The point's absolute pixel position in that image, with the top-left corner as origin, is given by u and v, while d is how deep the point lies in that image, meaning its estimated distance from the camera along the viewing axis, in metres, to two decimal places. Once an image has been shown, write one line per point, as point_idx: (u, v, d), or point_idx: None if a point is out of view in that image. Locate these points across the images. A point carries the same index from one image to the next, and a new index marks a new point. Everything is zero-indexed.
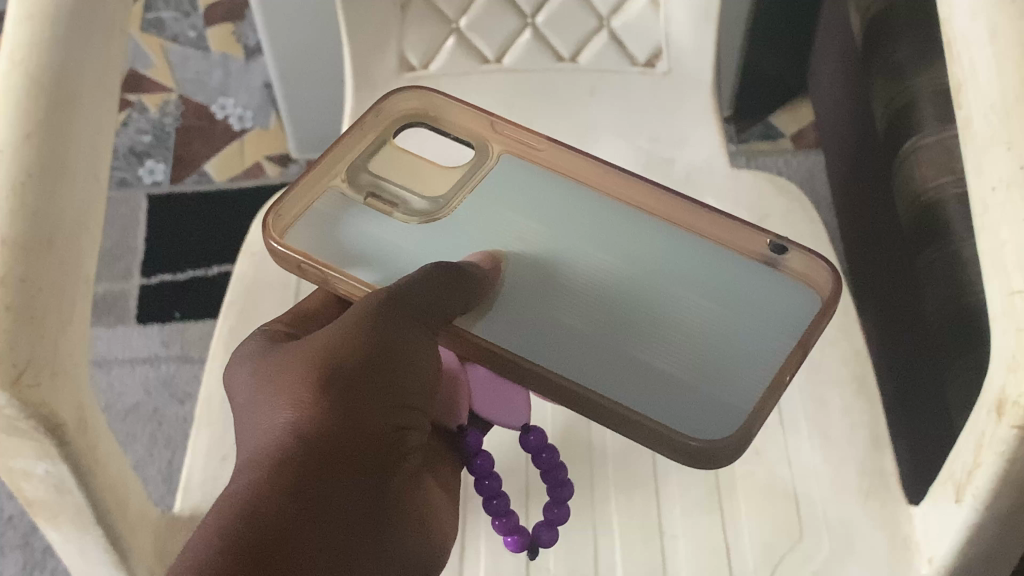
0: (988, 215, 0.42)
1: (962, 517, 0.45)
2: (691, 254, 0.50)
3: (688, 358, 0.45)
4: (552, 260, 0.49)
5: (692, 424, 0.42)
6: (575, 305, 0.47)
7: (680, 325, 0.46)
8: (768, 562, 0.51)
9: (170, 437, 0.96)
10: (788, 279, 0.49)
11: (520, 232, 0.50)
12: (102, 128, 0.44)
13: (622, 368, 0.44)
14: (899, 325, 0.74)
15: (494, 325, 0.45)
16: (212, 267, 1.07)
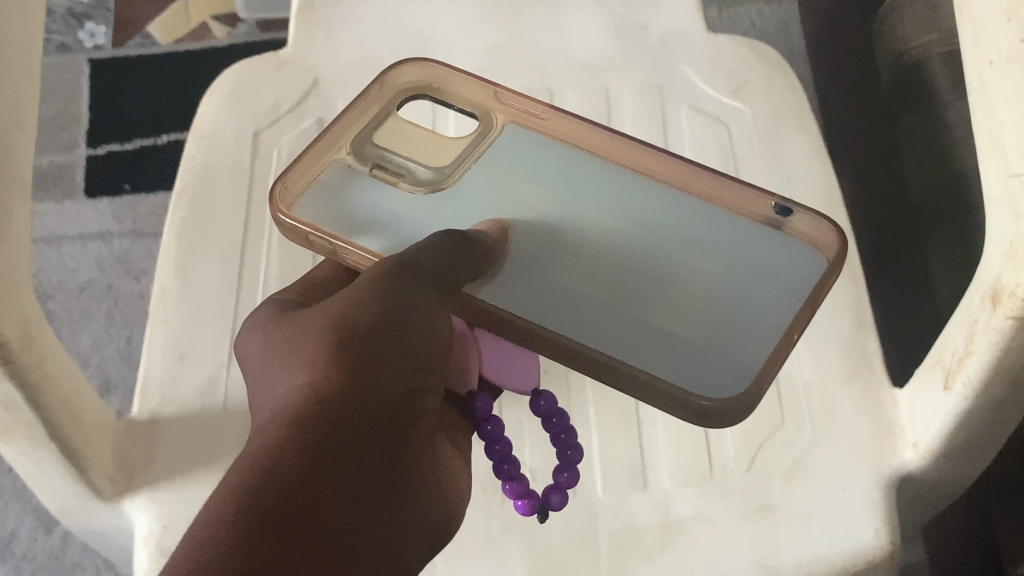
0: (985, 89, 0.40)
1: (951, 404, 0.44)
2: (698, 208, 0.46)
3: (695, 317, 0.41)
4: (553, 228, 0.45)
5: (699, 384, 0.39)
6: (582, 275, 0.43)
7: (689, 280, 0.43)
8: (750, 450, 0.50)
9: (127, 315, 0.93)
10: (795, 243, 0.44)
11: (520, 196, 0.46)
12: (31, 19, 0.40)
13: (628, 332, 0.41)
14: (881, 199, 0.72)
15: (500, 292, 0.42)
16: (162, 135, 1.03)
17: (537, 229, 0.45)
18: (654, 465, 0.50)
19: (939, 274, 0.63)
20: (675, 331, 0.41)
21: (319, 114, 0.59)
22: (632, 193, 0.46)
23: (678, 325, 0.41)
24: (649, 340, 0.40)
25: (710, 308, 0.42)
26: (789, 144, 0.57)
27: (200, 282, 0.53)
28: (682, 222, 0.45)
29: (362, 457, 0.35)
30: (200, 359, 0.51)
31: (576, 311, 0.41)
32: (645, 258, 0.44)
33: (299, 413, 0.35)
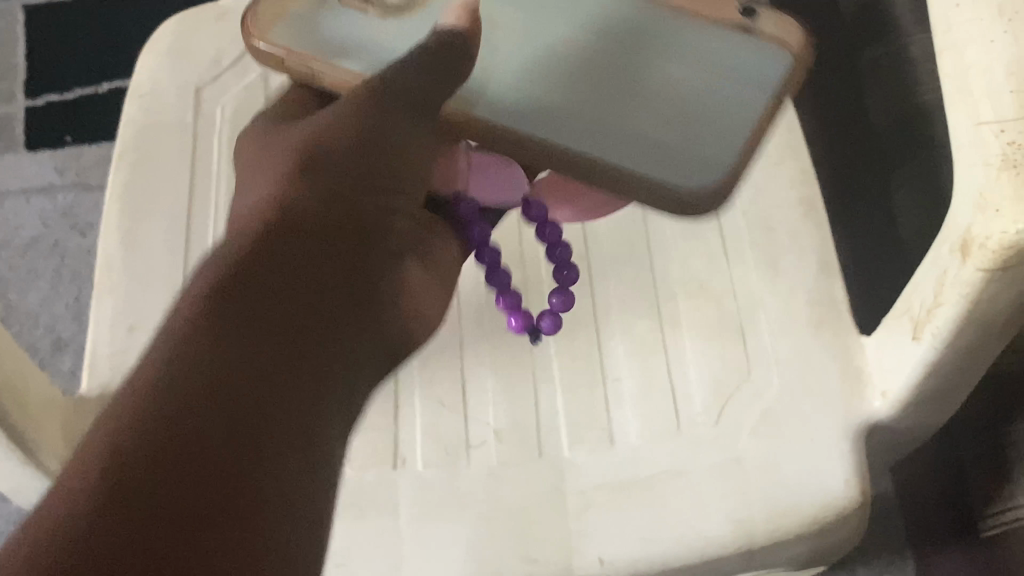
0: (947, 32, 0.38)
1: (920, 354, 0.43)
2: (666, 17, 0.43)
3: (672, 111, 0.41)
4: (532, 53, 0.43)
5: (675, 168, 0.40)
6: (554, 79, 0.42)
7: (662, 83, 0.42)
8: (717, 401, 0.49)
9: (75, 272, 0.91)
10: (763, 43, 0.43)
11: (491, 32, 0.44)
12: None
13: (615, 141, 0.41)
14: (846, 132, 0.71)
15: (482, 104, 0.41)
16: (103, 83, 1.00)
17: (513, 44, 0.43)
18: (620, 419, 0.49)
19: (908, 213, 0.64)
20: (659, 132, 0.41)
21: (263, 66, 0.56)
22: (598, 2, 0.44)
23: (657, 134, 0.41)
24: (634, 140, 0.41)
25: (676, 96, 0.42)
26: None
27: (147, 248, 0.51)
28: (653, 26, 0.43)
29: (328, 266, 0.32)
30: (150, 330, 0.49)
31: (551, 106, 0.41)
32: (619, 62, 0.42)
33: (264, 220, 0.33)
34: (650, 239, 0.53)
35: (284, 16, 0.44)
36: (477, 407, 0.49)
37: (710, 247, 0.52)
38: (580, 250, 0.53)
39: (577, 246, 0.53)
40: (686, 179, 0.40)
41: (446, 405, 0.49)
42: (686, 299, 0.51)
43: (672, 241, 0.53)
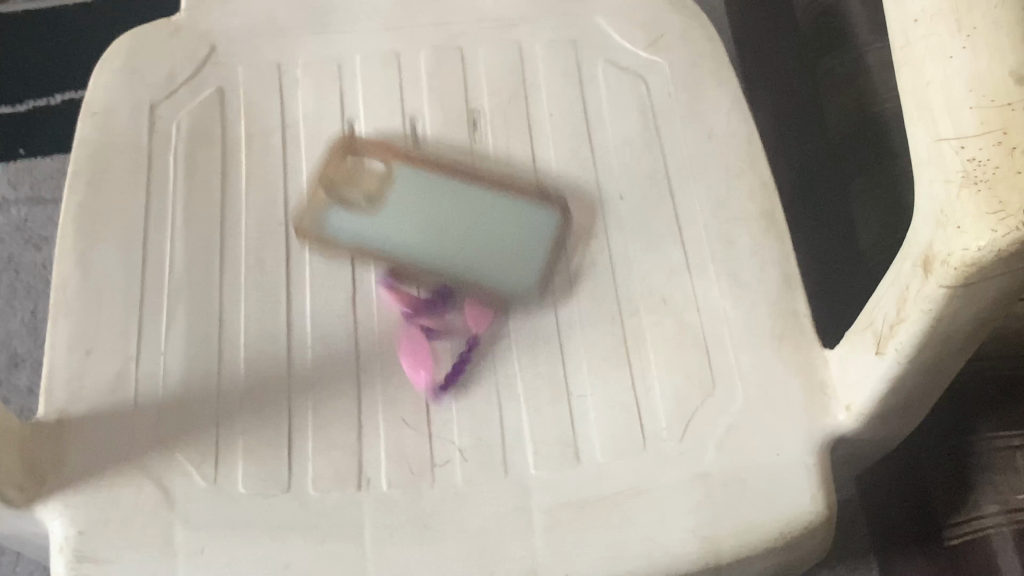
0: (904, 47, 0.38)
1: (884, 369, 0.43)
2: (480, 202, 0.54)
3: (506, 255, 0.53)
4: (378, 253, 0.52)
5: (511, 282, 0.52)
6: (408, 285, 0.52)
7: (487, 257, 0.53)
8: (682, 419, 0.48)
9: (30, 286, 0.90)
10: (569, 263, 0.52)
11: (350, 219, 0.53)
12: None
13: (455, 274, 0.52)
14: (804, 142, 0.71)
15: (350, 246, 0.52)
16: (55, 96, 0.99)
17: (354, 240, 0.52)
18: (586, 435, 0.48)
19: (857, 223, 0.65)
20: (492, 276, 0.52)
21: (218, 83, 0.56)
22: (398, 189, 0.54)
23: (498, 267, 0.52)
24: (478, 292, 0.52)
25: (500, 259, 0.53)
26: (706, 99, 0.56)
27: (103, 268, 0.50)
28: (472, 238, 0.53)
29: None
30: (109, 352, 0.48)
31: (427, 251, 0.52)
32: (464, 268, 0.52)
33: None
34: (612, 253, 0.52)
35: (314, 211, 0.53)
36: (441, 426, 0.48)
37: (672, 261, 0.52)
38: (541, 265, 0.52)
39: (539, 259, 0.52)
40: (520, 290, 0.52)
41: (409, 423, 0.48)
42: (650, 313, 0.51)
43: (634, 254, 0.52)
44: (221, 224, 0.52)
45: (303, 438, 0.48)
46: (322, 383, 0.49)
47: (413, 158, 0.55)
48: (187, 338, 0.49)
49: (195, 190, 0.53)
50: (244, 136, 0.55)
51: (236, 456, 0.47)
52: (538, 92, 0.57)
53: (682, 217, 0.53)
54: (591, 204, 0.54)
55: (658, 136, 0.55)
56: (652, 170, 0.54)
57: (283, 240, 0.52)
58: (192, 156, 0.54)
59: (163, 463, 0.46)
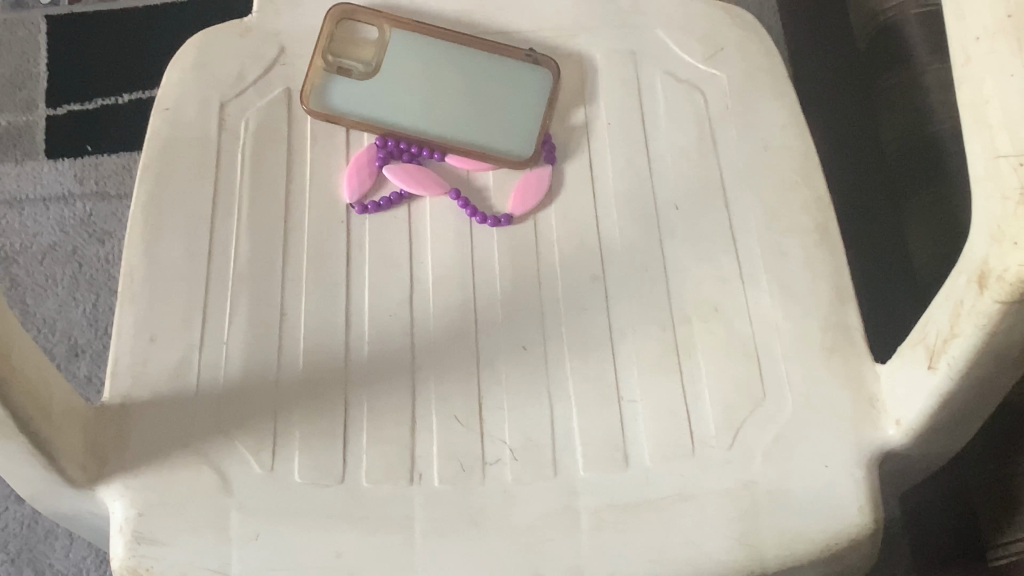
0: (966, 66, 0.39)
1: (933, 385, 0.44)
2: (468, 62, 0.58)
3: (494, 123, 0.57)
4: (372, 113, 0.57)
5: (498, 137, 0.57)
6: (399, 109, 0.57)
7: (470, 98, 0.58)
8: (730, 426, 0.49)
9: (92, 279, 0.93)
10: (538, 98, 0.58)
11: (348, 88, 0.57)
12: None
13: (442, 115, 0.57)
14: (861, 159, 0.71)
15: (356, 106, 0.57)
16: (123, 95, 1.01)
17: (353, 98, 0.57)
18: (635, 440, 0.49)
19: (915, 244, 0.65)
20: (480, 137, 0.57)
21: (285, 84, 0.57)
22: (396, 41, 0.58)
23: (493, 129, 0.57)
24: (461, 127, 0.57)
25: (485, 104, 0.58)
26: (763, 113, 0.57)
27: (169, 259, 0.52)
28: (457, 84, 0.57)
29: None
30: (172, 340, 0.50)
31: (414, 113, 0.57)
32: (447, 110, 0.57)
33: None
34: (666, 260, 0.53)
35: (316, 85, 0.57)
36: (492, 425, 0.49)
37: (723, 270, 0.53)
38: (595, 269, 0.53)
39: (593, 264, 0.53)
40: (508, 148, 0.57)
41: (461, 421, 0.49)
42: (701, 321, 0.51)
43: (687, 262, 0.53)
44: (284, 220, 0.53)
45: (356, 430, 0.49)
46: (376, 377, 0.50)
47: (405, 22, 0.59)
48: (247, 330, 0.50)
49: (260, 185, 0.54)
50: (308, 134, 0.56)
51: (291, 445, 0.48)
52: (596, 102, 0.58)
53: (735, 228, 0.54)
54: (646, 209, 0.55)
55: (714, 148, 0.56)
56: (707, 181, 0.55)
57: (343, 238, 0.54)
58: (257, 153, 0.55)
59: (220, 448, 0.48)
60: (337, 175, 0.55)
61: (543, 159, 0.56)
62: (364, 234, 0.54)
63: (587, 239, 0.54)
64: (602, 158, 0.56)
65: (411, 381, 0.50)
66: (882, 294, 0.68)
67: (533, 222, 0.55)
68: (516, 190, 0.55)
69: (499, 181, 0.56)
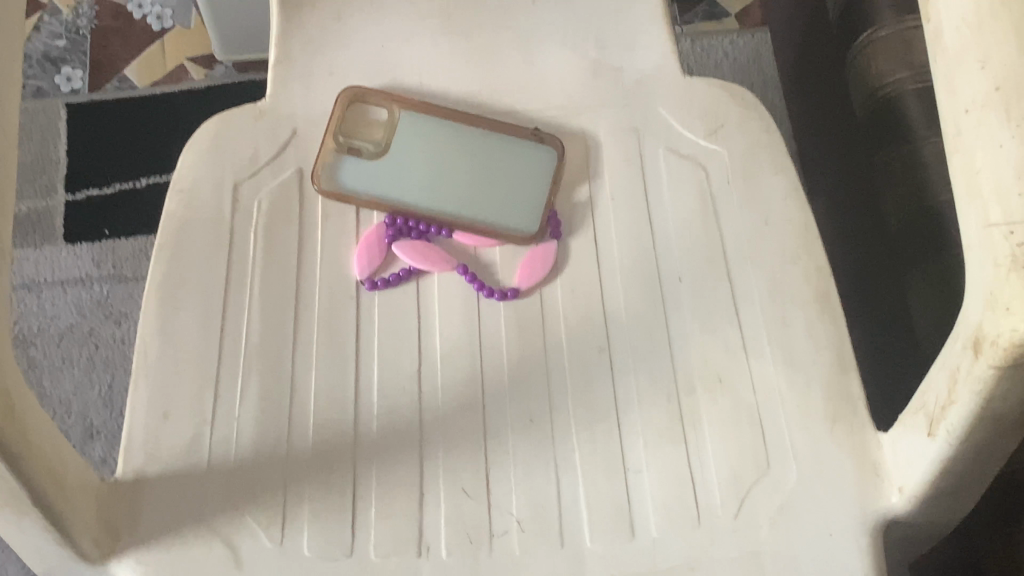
0: (957, 137, 0.40)
1: (935, 451, 0.44)
2: (476, 143, 0.60)
3: (502, 201, 0.59)
4: (383, 193, 0.58)
5: (506, 215, 0.58)
6: (408, 189, 0.58)
7: (477, 178, 0.59)
8: (736, 495, 0.49)
9: (108, 360, 0.94)
10: (544, 175, 0.59)
11: (358, 169, 0.58)
12: (4, 66, 0.39)
13: (451, 196, 0.58)
14: (870, 233, 0.73)
15: (366, 186, 0.58)
16: (140, 179, 1.03)
17: (364, 178, 0.58)
18: (641, 510, 0.49)
19: (918, 312, 0.67)
20: (488, 215, 0.58)
21: (298, 164, 0.59)
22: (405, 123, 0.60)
23: (500, 208, 0.58)
24: (470, 206, 0.58)
25: (492, 182, 0.59)
26: (765, 186, 0.58)
27: (183, 336, 0.52)
28: (465, 164, 0.59)
29: None
30: (185, 415, 0.51)
31: (423, 193, 0.58)
32: (455, 189, 0.58)
33: None
34: (670, 333, 0.54)
35: (327, 165, 0.58)
36: (500, 497, 0.50)
37: (727, 340, 0.53)
38: (601, 341, 0.54)
39: (599, 336, 0.54)
40: (515, 224, 0.58)
41: (469, 494, 0.50)
42: (706, 392, 0.52)
43: (691, 333, 0.54)
44: (295, 296, 0.55)
45: (366, 502, 0.49)
46: (386, 450, 0.51)
47: (414, 104, 0.60)
48: (259, 405, 0.51)
49: (272, 262, 0.55)
50: (319, 213, 0.58)
51: (302, 518, 0.49)
52: (601, 179, 0.59)
53: (739, 299, 0.55)
54: (651, 282, 0.56)
55: (716, 221, 0.57)
56: (711, 254, 0.56)
57: (353, 313, 0.55)
58: (270, 232, 0.56)
59: (232, 523, 0.48)
60: (347, 252, 0.57)
61: (549, 235, 0.57)
62: (374, 309, 0.55)
63: (594, 312, 0.55)
64: (607, 233, 0.57)
65: (419, 453, 0.51)
66: (890, 366, 0.69)
67: (539, 295, 0.56)
68: (522, 264, 0.56)
69: (507, 256, 0.57)
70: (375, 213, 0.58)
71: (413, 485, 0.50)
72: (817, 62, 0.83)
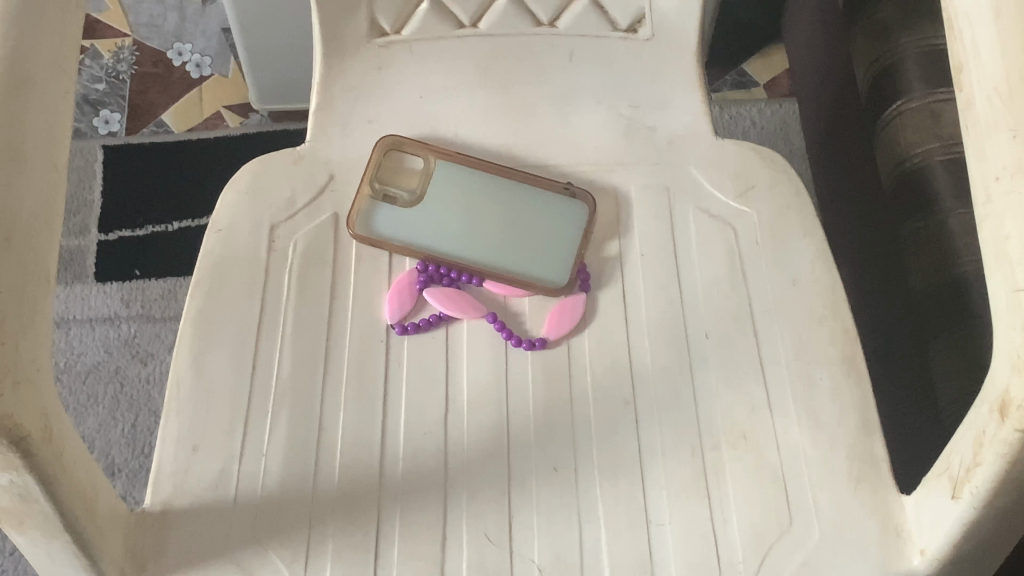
0: (988, 204, 0.40)
1: (958, 513, 0.44)
2: (508, 195, 0.62)
3: (531, 252, 0.60)
4: (414, 240, 0.60)
5: (534, 266, 0.59)
6: (439, 238, 0.60)
7: (506, 230, 0.61)
8: (758, 551, 0.50)
9: (132, 399, 0.95)
10: (574, 225, 0.60)
11: (392, 215, 0.60)
12: (60, 98, 0.39)
13: (481, 247, 0.60)
14: (896, 307, 0.74)
15: (399, 232, 0.60)
16: (173, 222, 1.05)
17: (397, 225, 0.60)
18: (662, 562, 0.50)
19: (941, 379, 0.67)
20: (517, 266, 0.60)
21: (334, 209, 0.60)
22: (440, 173, 0.62)
23: (530, 260, 0.60)
24: (500, 257, 0.60)
25: (523, 234, 0.61)
26: (793, 247, 0.59)
27: (216, 372, 0.53)
28: (495, 216, 0.61)
29: None
30: (215, 449, 0.51)
31: (454, 242, 0.60)
32: (486, 241, 0.60)
33: None
34: (696, 388, 0.54)
35: (363, 210, 0.60)
36: (522, 544, 0.50)
37: (752, 398, 0.54)
38: (627, 394, 0.55)
39: (625, 389, 0.55)
40: (543, 274, 0.59)
41: (492, 539, 0.50)
42: (730, 448, 0.53)
43: (717, 389, 0.54)
44: (326, 338, 0.55)
45: (389, 544, 0.50)
46: (410, 493, 0.51)
47: (450, 154, 0.62)
48: (288, 443, 0.52)
49: (305, 304, 0.56)
50: (353, 257, 0.58)
51: (325, 557, 0.49)
52: (631, 234, 0.60)
53: (765, 358, 0.55)
54: (678, 338, 0.56)
55: (744, 281, 0.58)
56: (739, 312, 0.57)
57: (382, 357, 0.55)
58: (304, 275, 0.57)
59: (256, 558, 0.49)
60: (379, 297, 0.57)
61: (578, 287, 0.58)
62: (404, 354, 0.55)
63: (620, 365, 0.56)
64: (636, 288, 0.58)
65: (443, 498, 0.51)
66: (913, 438, 0.69)
67: (567, 347, 0.56)
68: (551, 315, 0.57)
69: (536, 307, 0.58)
70: (408, 259, 0.59)
71: (437, 529, 0.50)
72: (850, 137, 0.85)
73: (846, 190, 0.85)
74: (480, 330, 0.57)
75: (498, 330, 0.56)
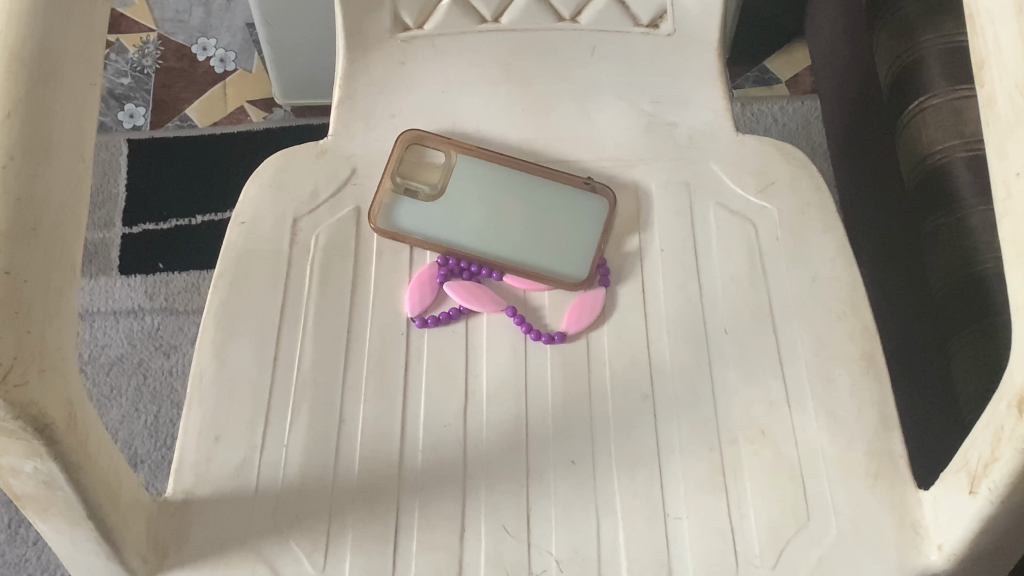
0: (1008, 201, 0.40)
1: (977, 509, 0.44)
2: (528, 190, 0.62)
3: (553, 247, 0.60)
4: (436, 234, 0.60)
5: (556, 260, 0.60)
6: (461, 233, 0.60)
7: (528, 225, 0.61)
8: (774, 546, 0.50)
9: (155, 390, 0.96)
10: (595, 219, 0.61)
11: (414, 211, 0.61)
12: (88, 93, 0.40)
13: (503, 242, 0.60)
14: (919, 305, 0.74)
15: (420, 226, 0.60)
16: (196, 216, 1.06)
17: (420, 219, 0.60)
18: (679, 556, 0.50)
19: (960, 378, 0.67)
20: (539, 260, 0.60)
21: (355, 203, 0.60)
22: (462, 169, 0.62)
23: (550, 255, 0.60)
24: (521, 251, 0.60)
25: (545, 228, 0.61)
26: (813, 243, 0.59)
27: (237, 363, 0.54)
28: (516, 211, 0.61)
29: None
30: (236, 440, 0.52)
31: (476, 237, 0.60)
32: (507, 236, 0.61)
33: None
34: (715, 384, 0.55)
35: (385, 204, 0.61)
36: (540, 536, 0.50)
37: (771, 394, 0.54)
38: (646, 389, 0.55)
39: (643, 384, 0.55)
40: (564, 268, 0.59)
41: (509, 532, 0.50)
42: (748, 444, 0.53)
43: (735, 385, 0.55)
44: (347, 331, 0.56)
45: (407, 536, 0.50)
46: (429, 485, 0.51)
47: (471, 149, 0.63)
48: (309, 434, 0.52)
49: (326, 297, 0.56)
50: (374, 252, 0.59)
51: (344, 547, 0.49)
52: (651, 230, 0.60)
53: (784, 354, 0.55)
54: (697, 333, 0.56)
55: (764, 277, 0.58)
56: (758, 308, 0.57)
57: (402, 350, 0.56)
58: (326, 267, 0.58)
59: (277, 548, 0.49)
60: (400, 290, 0.58)
61: (598, 282, 0.58)
62: (423, 346, 0.56)
63: (640, 360, 0.56)
64: (655, 284, 0.58)
65: (462, 490, 0.51)
66: (931, 435, 0.70)
67: (586, 341, 0.57)
68: (570, 309, 0.57)
69: (555, 301, 0.58)
70: (428, 254, 0.60)
71: (455, 520, 0.50)
72: (873, 134, 0.85)
73: (867, 187, 0.85)
74: (498, 322, 0.57)
75: (517, 322, 0.57)
